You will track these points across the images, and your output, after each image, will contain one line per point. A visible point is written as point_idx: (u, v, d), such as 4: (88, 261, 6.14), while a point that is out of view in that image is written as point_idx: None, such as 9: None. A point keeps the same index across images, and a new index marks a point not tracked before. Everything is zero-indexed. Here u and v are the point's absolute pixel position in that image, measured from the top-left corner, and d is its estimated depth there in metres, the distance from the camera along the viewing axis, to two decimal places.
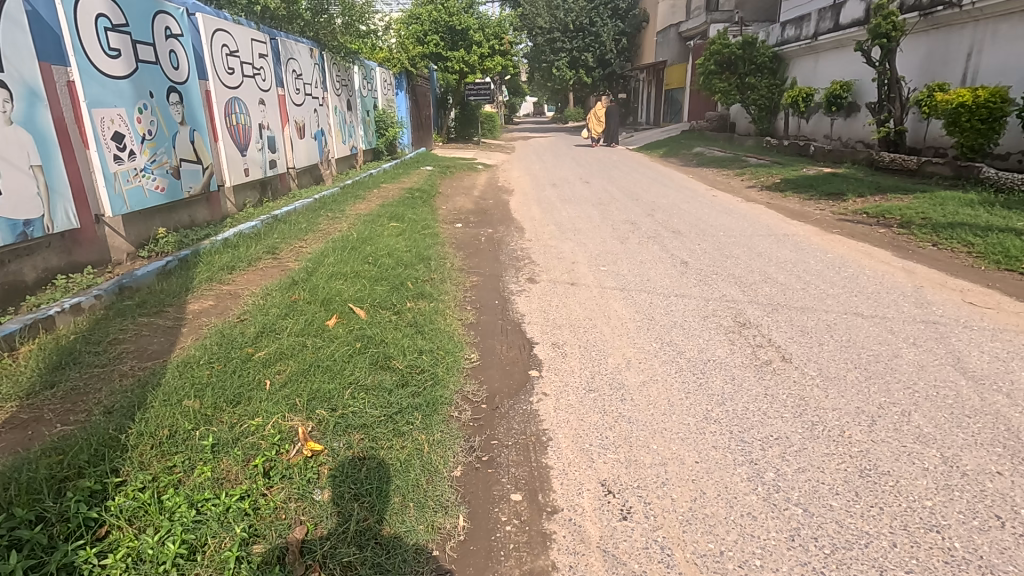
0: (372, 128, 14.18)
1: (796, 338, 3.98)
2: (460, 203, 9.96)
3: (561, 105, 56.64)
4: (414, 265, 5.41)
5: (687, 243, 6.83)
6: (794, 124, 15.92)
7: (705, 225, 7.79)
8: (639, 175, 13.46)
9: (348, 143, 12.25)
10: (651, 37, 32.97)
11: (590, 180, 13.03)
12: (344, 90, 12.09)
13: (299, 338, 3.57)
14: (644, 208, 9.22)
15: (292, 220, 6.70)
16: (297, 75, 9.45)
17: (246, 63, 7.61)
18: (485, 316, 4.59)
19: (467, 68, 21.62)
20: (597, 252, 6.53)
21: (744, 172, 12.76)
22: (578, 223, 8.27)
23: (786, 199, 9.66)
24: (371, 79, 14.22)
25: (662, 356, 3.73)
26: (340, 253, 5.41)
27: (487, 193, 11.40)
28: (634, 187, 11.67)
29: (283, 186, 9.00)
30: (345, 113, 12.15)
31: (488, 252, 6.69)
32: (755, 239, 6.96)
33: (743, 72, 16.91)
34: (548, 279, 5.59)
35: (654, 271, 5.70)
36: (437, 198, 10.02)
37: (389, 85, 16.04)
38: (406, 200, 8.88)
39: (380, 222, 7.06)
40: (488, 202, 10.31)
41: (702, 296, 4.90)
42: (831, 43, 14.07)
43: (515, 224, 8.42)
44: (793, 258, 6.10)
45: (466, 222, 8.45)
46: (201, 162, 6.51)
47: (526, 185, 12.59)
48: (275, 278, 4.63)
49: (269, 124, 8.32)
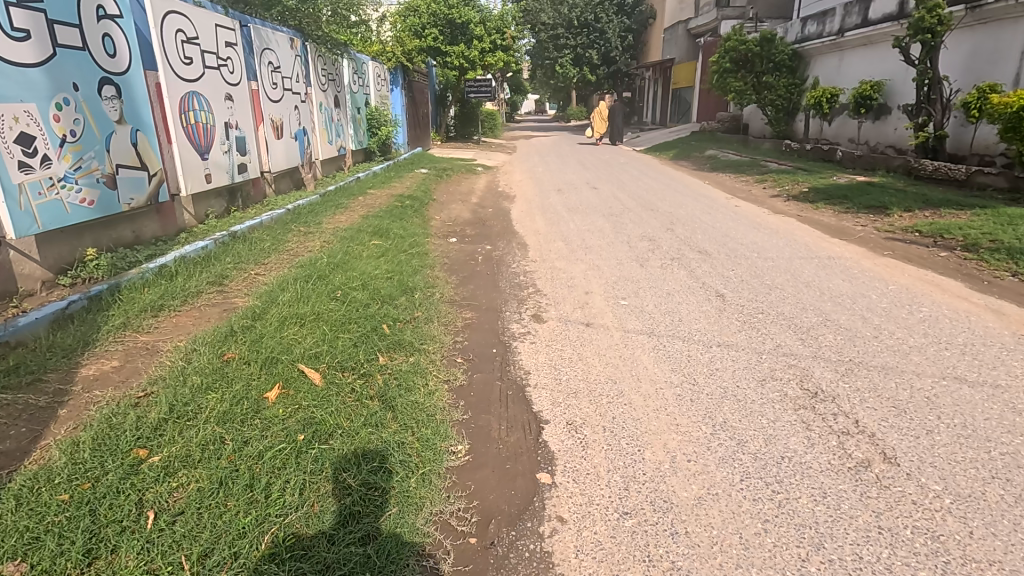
0: (363, 127, 13.18)
1: (891, 418, 3.00)
2: (456, 212, 8.96)
3: (563, 104, 55.63)
4: (393, 300, 4.42)
5: (718, 268, 5.85)
6: (815, 126, 14.93)
7: (734, 244, 6.81)
8: (651, 180, 12.48)
9: (335, 143, 11.25)
10: (658, 34, 31.95)
11: (599, 185, 12.03)
12: (331, 85, 11.09)
13: (219, 427, 2.57)
14: (662, 221, 8.23)
15: (256, 236, 5.73)
16: (275, 68, 8.45)
17: (209, 52, 6.61)
18: (478, 374, 3.60)
19: (466, 64, 20.62)
20: (613, 279, 5.55)
21: (765, 178, 11.76)
22: (588, 238, 7.28)
23: (819, 212, 8.67)
24: (362, 74, 13.22)
25: (718, 451, 2.76)
26: (303, 284, 4.41)
27: (486, 200, 10.40)
28: (647, 194, 10.67)
29: (255, 193, 8.00)
30: (332, 111, 11.15)
31: (485, 276, 5.71)
32: (798, 264, 5.97)
33: (760, 70, 15.89)
34: (558, 316, 4.61)
35: (686, 307, 4.71)
36: (432, 205, 9.02)
37: (384, 81, 15.05)
38: (395, 209, 7.89)
39: (361, 238, 6.09)
40: (487, 211, 9.30)
41: (751, 347, 3.92)
42: (859, 40, 13.03)
43: (517, 238, 7.44)
44: (850, 290, 5.11)
45: (462, 236, 7.46)
46: (147, 168, 5.50)
47: (529, 190, 11.60)
48: (211, 323, 3.63)
49: (237, 123, 7.31)
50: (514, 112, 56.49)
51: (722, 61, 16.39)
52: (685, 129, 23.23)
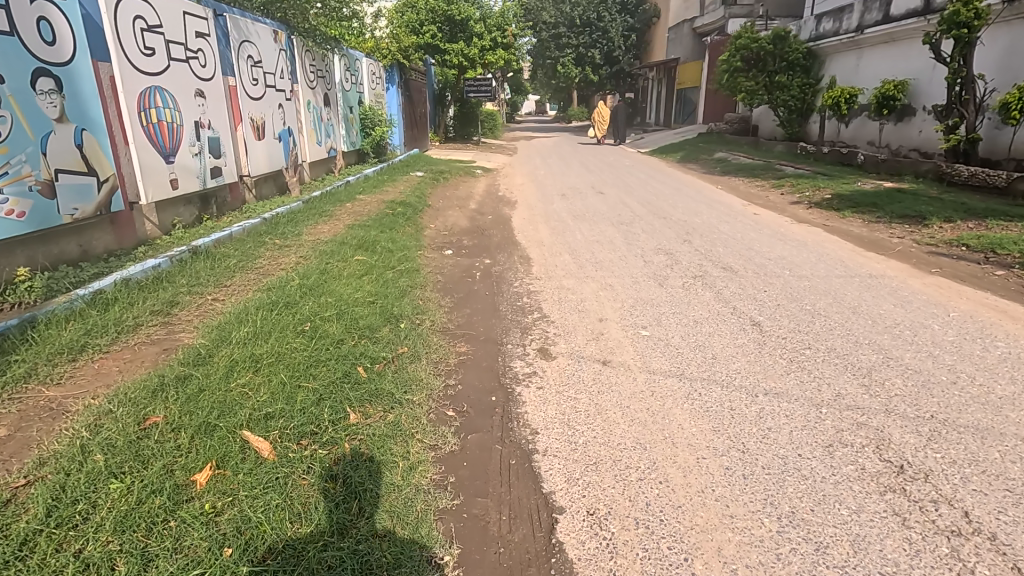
0: (356, 127, 12.49)
1: (1009, 509, 2.32)
2: (453, 220, 8.26)
3: (564, 104, 54.98)
4: (373, 332, 3.73)
5: (748, 289, 5.17)
6: (831, 127, 14.25)
7: (761, 259, 6.13)
8: (660, 185, 11.81)
9: (325, 144, 10.56)
10: (662, 34, 31.30)
11: (605, 189, 11.35)
12: (321, 82, 10.40)
13: (111, 543, 1.87)
14: (677, 231, 7.55)
15: (222, 250, 5.04)
16: (256, 62, 7.76)
17: (175, 42, 5.93)
18: (472, 435, 2.91)
19: (466, 62, 19.96)
20: (630, 302, 4.86)
21: (781, 183, 11.08)
22: (598, 250, 6.59)
23: (846, 221, 8.00)
24: (356, 71, 12.54)
25: (792, 563, 2.07)
26: (267, 312, 3.71)
27: (486, 205, 9.72)
28: (657, 200, 10.01)
29: (232, 199, 7.31)
30: (321, 109, 10.45)
31: (484, 298, 5.03)
32: (837, 283, 5.29)
33: (772, 69, 15.23)
34: (569, 350, 3.92)
35: (719, 342, 4.02)
36: (426, 212, 8.32)
37: (379, 78, 14.37)
38: (385, 218, 7.19)
39: (343, 252, 5.41)
40: (486, 218, 8.61)
41: (804, 398, 3.23)
42: (880, 37, 12.35)
43: (519, 250, 6.75)
44: (905, 317, 4.43)
45: (459, 248, 6.77)
46: (97, 174, 4.81)
47: (532, 195, 10.92)
48: (142, 370, 2.94)
49: (210, 122, 6.60)
50: (514, 112, 55.82)
51: (733, 60, 15.71)
52: (691, 131, 22.56)
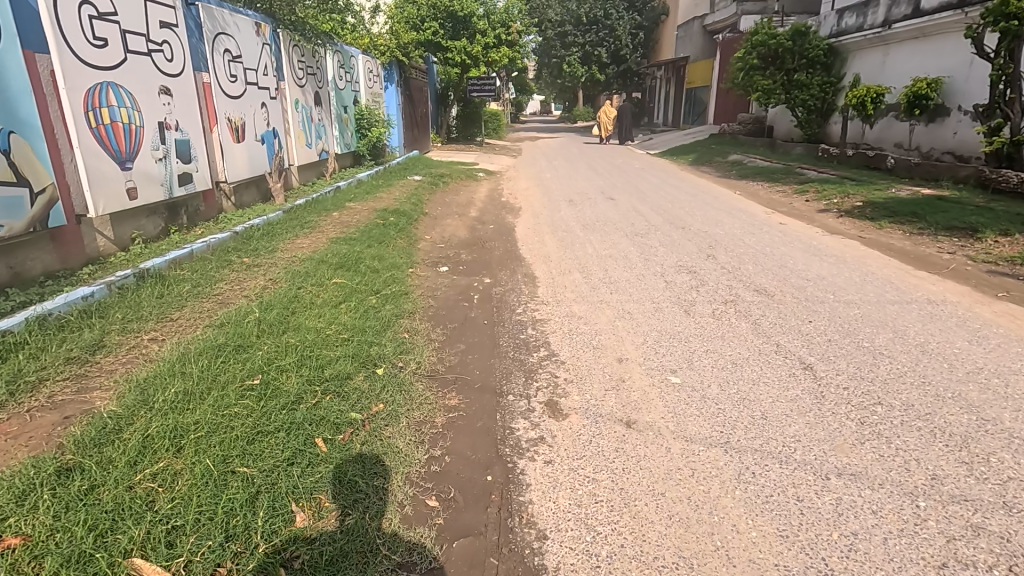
0: (351, 128, 11.82)
1: None
2: (451, 230, 7.56)
3: (570, 104, 54.24)
4: (341, 386, 3.01)
5: (790, 318, 4.43)
6: (854, 128, 13.46)
7: (798, 279, 5.40)
8: (674, 190, 11.07)
9: (316, 146, 9.88)
10: (671, 32, 30.51)
11: (616, 195, 10.63)
12: (312, 80, 9.71)
13: None
14: (698, 244, 6.82)
15: (178, 272, 4.34)
16: (234, 57, 7.06)
17: (134, 32, 5.23)
18: (459, 542, 2.19)
19: (469, 60, 19.29)
20: (653, 335, 4.14)
21: (805, 188, 10.34)
22: (611, 267, 5.87)
23: (885, 232, 7.25)
24: (351, 68, 11.86)
25: None
26: (209, 360, 3.01)
27: (488, 213, 9.03)
28: (673, 207, 9.27)
29: (206, 208, 6.62)
30: (312, 109, 9.78)
31: (482, 329, 4.32)
32: (893, 312, 4.55)
33: (791, 67, 14.45)
34: (584, 403, 3.21)
35: (767, 393, 3.30)
36: (422, 222, 7.61)
37: (377, 76, 13.66)
38: (375, 230, 6.49)
39: (321, 273, 4.70)
40: (488, 228, 7.90)
41: (891, 482, 2.50)
42: (908, 32, 11.59)
43: (524, 266, 6.04)
44: (987, 357, 3.70)
45: (456, 265, 6.07)
46: (30, 184, 4.12)
47: (537, 201, 10.20)
48: (24, 453, 2.24)
49: (178, 123, 5.91)
50: (519, 112, 55.09)
51: (749, 58, 14.94)
52: (702, 132, 21.79)
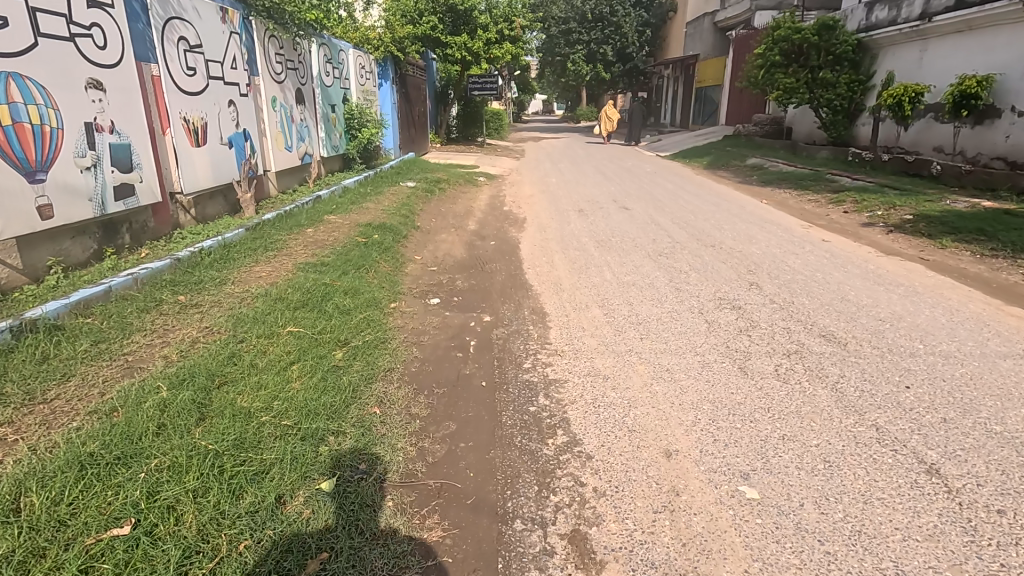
0: (339, 128, 10.80)
1: None
2: (445, 248, 6.54)
3: (572, 104, 53.19)
4: (262, 529, 2.00)
5: (879, 381, 3.42)
6: (886, 130, 12.41)
7: (869, 319, 4.39)
8: (694, 199, 10.04)
9: (297, 149, 8.86)
10: (679, 29, 29.47)
11: (630, 204, 9.59)
12: (293, 75, 8.68)
13: None
14: (735, 268, 5.80)
15: (84, 320, 3.33)
16: (192, 46, 6.04)
17: (49, 11, 4.21)
18: None
19: (470, 57, 18.30)
20: (705, 411, 3.13)
21: (840, 197, 9.33)
22: (636, 301, 4.84)
23: (950, 253, 6.24)
24: (339, 63, 10.83)
25: None
26: (59, 490, 1.99)
27: (488, 225, 8.02)
28: (696, 220, 8.23)
29: (156, 224, 5.61)
30: (293, 108, 8.75)
31: (480, 398, 3.30)
32: (1009, 370, 3.54)
33: (816, 64, 13.38)
34: (627, 540, 2.20)
35: (888, 521, 2.28)
36: (412, 239, 6.60)
37: (369, 72, 12.62)
38: (354, 253, 5.47)
39: (273, 318, 3.67)
40: (488, 245, 6.89)
41: None
42: (950, 26, 10.56)
43: (531, 297, 5.02)
44: None
45: (449, 296, 5.06)
46: None
47: (543, 211, 9.17)
48: None
49: (115, 124, 4.89)
50: (522, 112, 54.02)
51: (771, 54, 13.86)
52: (714, 133, 20.73)
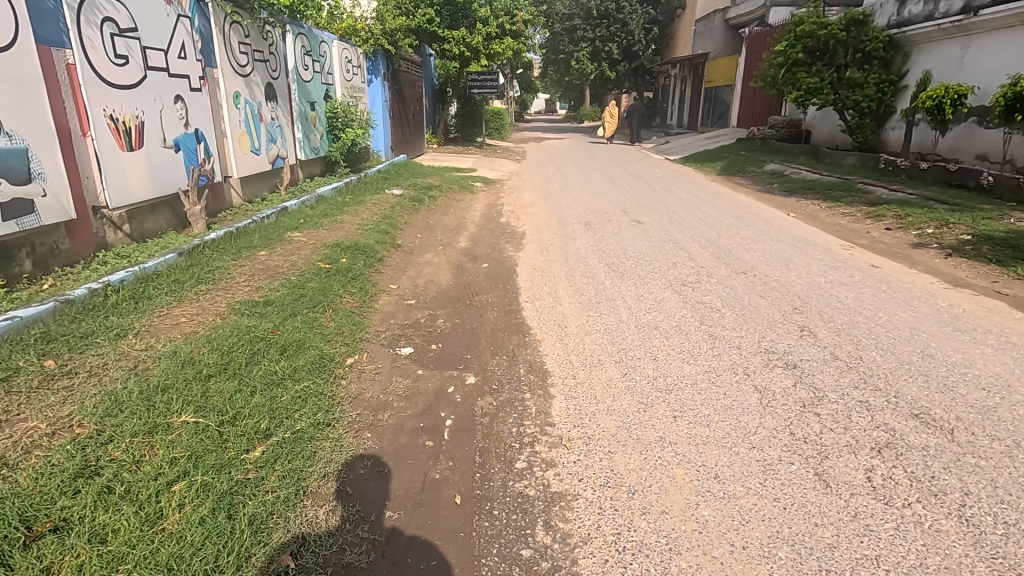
0: (320, 128, 9.78)
1: None
2: (428, 273, 5.53)
3: (575, 104, 52.11)
4: None
5: (1022, 503, 2.40)
6: (920, 135, 11.38)
7: (969, 388, 3.36)
8: (713, 211, 9.03)
9: (267, 151, 7.84)
10: (687, 27, 28.43)
11: (642, 216, 8.57)
12: (262, 67, 7.65)
13: None
14: (776, 305, 4.78)
15: None
16: (122, 29, 5.02)
17: None
18: None
19: (469, 52, 17.31)
20: (782, 562, 2.11)
21: (879, 211, 8.31)
22: (661, 355, 3.83)
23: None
24: (321, 56, 9.81)
25: None
26: None
27: (482, 241, 7.00)
28: (720, 238, 7.21)
29: (72, 247, 4.59)
30: (263, 105, 7.72)
31: (452, 529, 2.28)
32: None
33: (843, 63, 12.40)
34: None
35: None
36: (390, 263, 5.58)
37: (356, 67, 11.62)
38: (312, 285, 4.46)
39: (166, 396, 2.66)
40: (479, 269, 5.88)
41: None
42: (996, 21, 9.53)
43: (527, 346, 4.00)
44: None
45: (426, 343, 4.05)
46: None
47: (544, 224, 8.15)
48: None
49: (4, 122, 3.87)
50: (524, 111, 52.87)
51: (793, 51, 12.84)
52: (726, 135, 19.68)
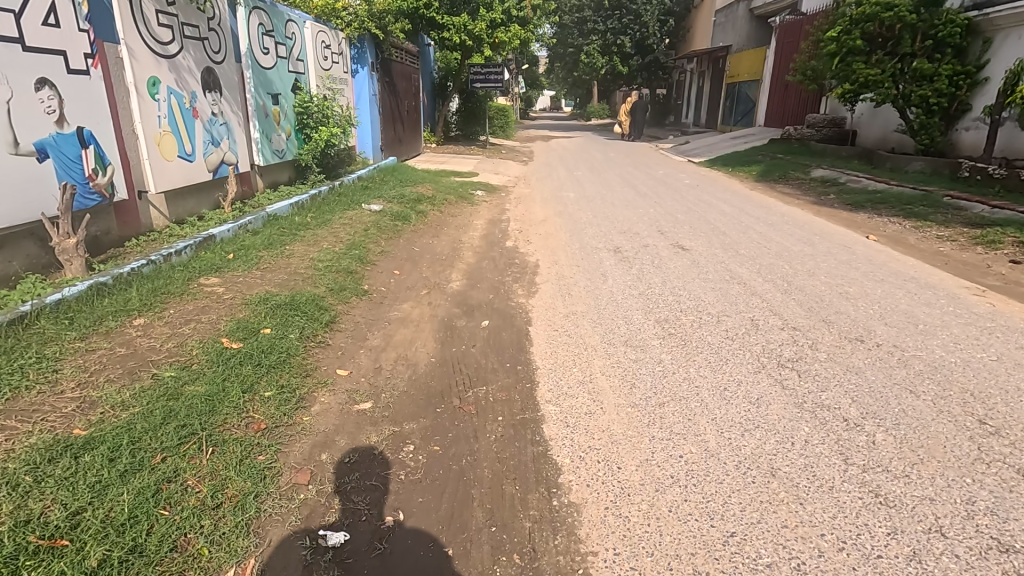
0: (286, 126, 8.01)
1: None
2: (401, 343, 3.76)
3: (581, 101, 50.37)
4: None
5: None
6: (1007, 136, 9.57)
7: None
8: (772, 232, 7.24)
9: (206, 155, 6.09)
10: (706, 18, 26.57)
11: (685, 239, 6.80)
12: (196, 47, 5.85)
13: None
14: (948, 415, 3.02)
15: None
16: None
17: None
18: None
19: (471, 42, 15.54)
20: None
21: (991, 235, 6.51)
22: (808, 559, 2.06)
23: None
24: (288, 38, 8.03)
25: None
26: None
27: (484, 280, 5.25)
28: (798, 276, 5.44)
29: None
30: (199, 96, 5.94)
31: None
32: None
33: (909, 52, 10.53)
34: None
35: None
36: (345, 327, 3.81)
37: (335, 54, 9.85)
38: (193, 392, 2.68)
39: None
40: (477, 331, 4.11)
41: None
42: None
43: (557, 526, 2.24)
44: None
45: (377, 515, 2.29)
46: None
47: (562, 249, 6.38)
48: None
49: None
50: (528, 107, 51.02)
51: (849, 38, 11.00)
52: (755, 135, 17.83)
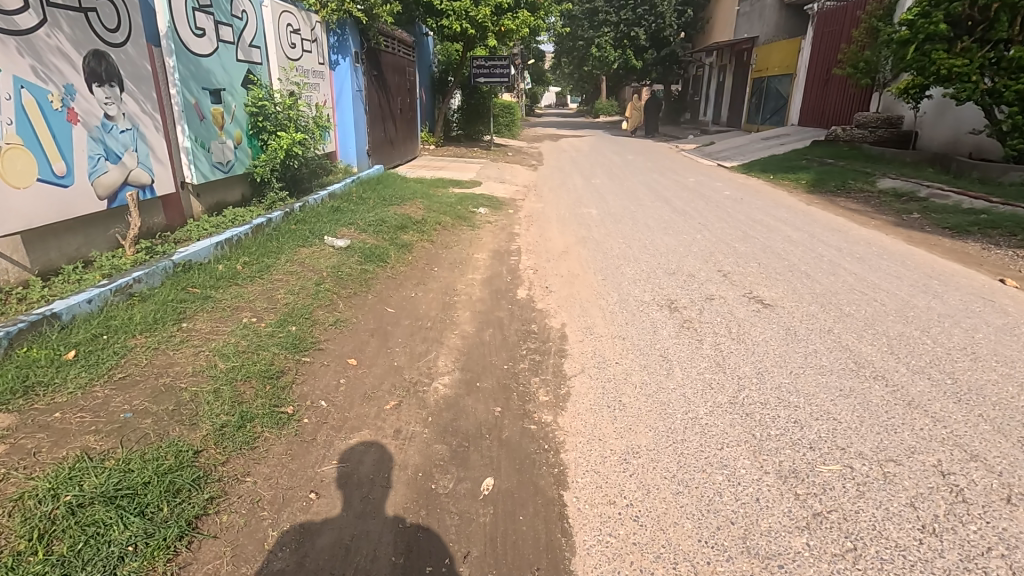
0: (233, 130, 6.23)
1: None
2: (327, 566, 1.98)
3: (589, 98, 48.50)
4: None
5: None
6: None
7: None
8: (870, 274, 5.44)
9: (94, 176, 4.30)
10: (727, 8, 24.65)
11: (761, 287, 5.01)
12: (75, 19, 4.07)
13: None
14: None
15: None
16: None
17: None
18: None
19: (475, 31, 13.76)
20: None
21: None
22: None
23: None
24: (235, 15, 6.24)
25: None
26: None
27: (488, 371, 3.46)
28: (957, 362, 3.64)
29: None
30: (82, 90, 4.15)
31: None
32: None
33: (1005, 38, 8.66)
34: None
35: None
36: (222, 530, 2.03)
37: (305, 39, 8.06)
38: None
39: None
40: (473, 508, 2.33)
41: None
42: None
43: None
44: None
45: None
46: None
47: (596, 305, 4.59)
48: None
49: None
50: (534, 103, 49.18)
51: (928, 21, 9.15)
52: (791, 135, 15.94)
